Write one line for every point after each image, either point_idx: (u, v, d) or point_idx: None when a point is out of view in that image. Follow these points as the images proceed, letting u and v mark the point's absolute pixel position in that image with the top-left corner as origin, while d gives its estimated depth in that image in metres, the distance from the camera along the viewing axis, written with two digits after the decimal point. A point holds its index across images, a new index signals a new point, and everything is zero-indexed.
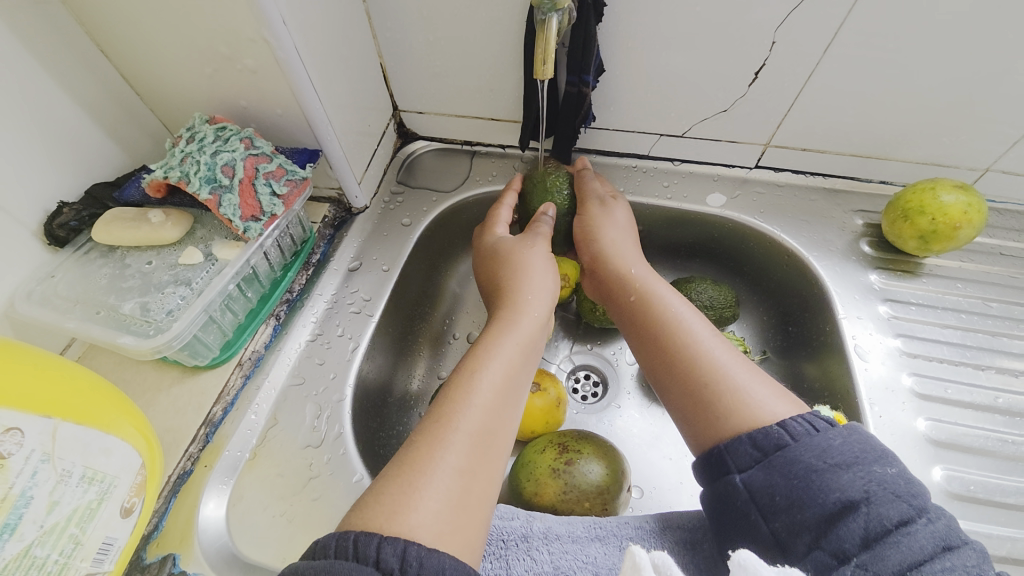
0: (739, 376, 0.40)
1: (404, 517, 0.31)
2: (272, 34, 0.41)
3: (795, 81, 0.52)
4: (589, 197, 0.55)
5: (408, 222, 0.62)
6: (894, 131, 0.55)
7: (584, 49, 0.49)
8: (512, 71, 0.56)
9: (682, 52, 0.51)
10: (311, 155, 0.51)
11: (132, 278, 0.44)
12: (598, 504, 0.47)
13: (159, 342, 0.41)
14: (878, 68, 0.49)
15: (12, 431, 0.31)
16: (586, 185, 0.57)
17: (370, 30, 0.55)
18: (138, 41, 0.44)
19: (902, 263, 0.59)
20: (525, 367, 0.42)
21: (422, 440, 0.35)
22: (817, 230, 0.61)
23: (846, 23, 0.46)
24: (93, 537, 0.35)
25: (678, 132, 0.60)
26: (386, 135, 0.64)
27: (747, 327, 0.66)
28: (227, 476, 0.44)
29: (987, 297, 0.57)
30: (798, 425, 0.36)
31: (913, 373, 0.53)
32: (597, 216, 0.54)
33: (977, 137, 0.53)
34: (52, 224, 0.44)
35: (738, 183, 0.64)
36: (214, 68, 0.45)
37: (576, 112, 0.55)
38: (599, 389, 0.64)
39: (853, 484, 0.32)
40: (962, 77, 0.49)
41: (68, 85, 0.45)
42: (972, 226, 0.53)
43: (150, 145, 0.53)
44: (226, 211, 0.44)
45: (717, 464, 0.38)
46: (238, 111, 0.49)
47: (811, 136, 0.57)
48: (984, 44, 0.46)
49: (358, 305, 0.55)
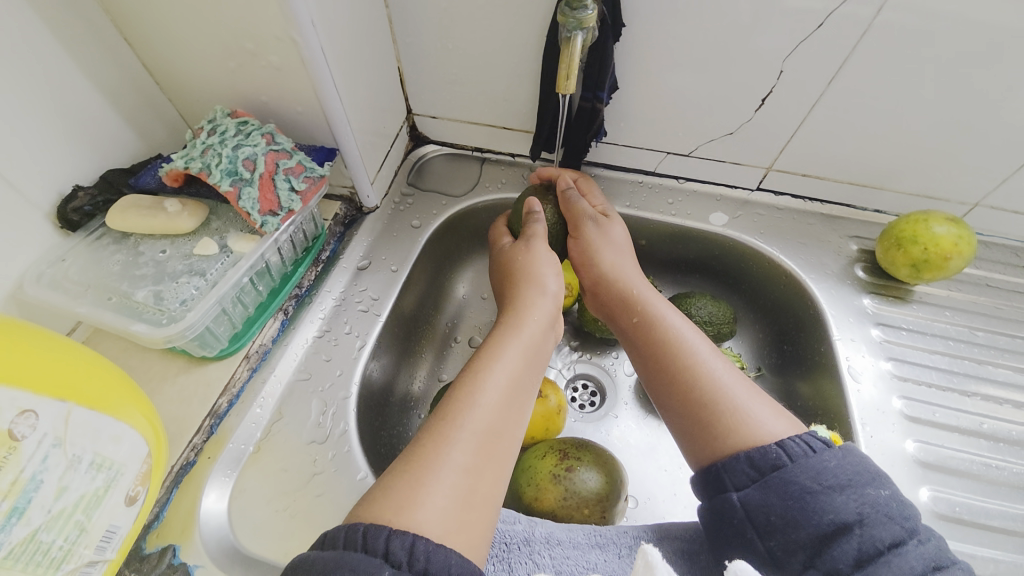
0: (737, 396, 0.41)
1: (412, 512, 0.32)
2: (300, 34, 0.42)
3: (800, 109, 0.54)
4: (581, 220, 0.53)
5: (417, 224, 0.62)
6: (893, 160, 0.57)
7: (601, 67, 0.51)
8: (527, 83, 0.57)
9: (693, 76, 0.54)
10: (328, 153, 0.51)
11: (146, 265, 0.44)
12: (597, 511, 0.48)
13: (172, 331, 0.41)
14: (877, 102, 0.52)
15: (27, 413, 0.31)
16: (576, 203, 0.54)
17: (391, 35, 0.56)
18: (165, 32, 0.45)
19: (894, 289, 0.61)
20: (530, 372, 0.43)
21: (430, 437, 0.36)
22: (814, 253, 0.63)
23: (852, 58, 0.49)
24: (98, 525, 0.34)
25: (685, 152, 0.62)
26: (400, 138, 0.65)
27: (744, 344, 0.68)
28: (230, 468, 0.44)
29: (973, 326, 0.59)
30: (795, 446, 0.37)
31: (903, 397, 0.55)
32: (592, 237, 0.53)
33: (967, 172, 0.56)
34: (66, 208, 0.44)
35: (740, 204, 0.66)
36: (237, 63, 0.46)
37: (588, 127, 0.57)
38: (596, 398, 0.65)
39: (848, 507, 0.34)
40: (956, 114, 0.51)
41: (89, 69, 0.45)
42: (962, 258, 0.55)
43: (166, 135, 0.53)
44: (246, 204, 0.44)
45: (714, 481, 0.39)
46: (259, 107, 0.50)
47: (812, 163, 0.60)
48: (978, 87, 0.48)
49: (366, 304, 0.55)
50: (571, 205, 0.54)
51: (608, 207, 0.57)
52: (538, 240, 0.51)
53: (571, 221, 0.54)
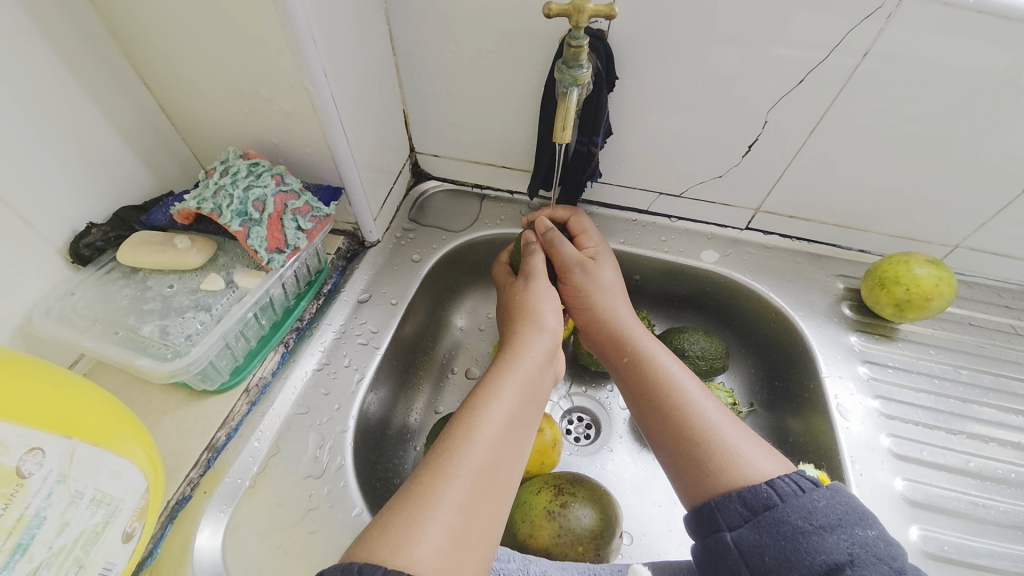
0: (729, 435, 0.42)
1: (408, 550, 0.32)
2: (313, 83, 0.44)
3: (784, 155, 0.57)
4: (568, 265, 0.54)
5: (418, 258, 0.64)
6: (874, 203, 0.60)
7: (596, 115, 0.54)
8: (526, 126, 0.60)
9: (683, 124, 0.57)
10: (334, 193, 0.53)
11: (153, 300, 0.45)
12: (592, 548, 0.48)
13: (177, 366, 0.41)
14: (856, 150, 0.55)
15: (35, 450, 0.31)
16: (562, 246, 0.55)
17: (398, 81, 0.59)
18: (184, 78, 0.47)
19: (880, 327, 0.63)
20: (527, 408, 0.43)
21: (427, 475, 0.37)
22: (802, 291, 0.65)
23: (830, 111, 0.52)
24: (95, 561, 0.34)
25: (677, 192, 0.65)
26: (402, 175, 0.67)
27: (736, 378, 0.69)
28: (225, 503, 0.44)
29: (957, 364, 0.61)
30: (785, 485, 0.38)
31: (891, 434, 0.56)
32: (578, 280, 0.54)
33: (944, 216, 0.59)
34: (79, 243, 0.45)
35: (730, 242, 0.68)
36: (251, 107, 0.48)
37: (584, 169, 0.60)
38: (592, 431, 0.65)
39: (839, 547, 0.35)
40: (930, 163, 0.54)
41: (109, 112, 0.47)
42: (944, 298, 0.57)
43: (177, 171, 0.55)
44: (254, 242, 0.45)
45: (708, 521, 0.39)
46: (269, 147, 0.52)
47: (797, 204, 0.63)
48: (949, 140, 0.52)
49: (365, 337, 0.56)
50: (557, 249, 0.55)
51: (597, 249, 0.59)
52: (535, 278, 0.53)
53: (558, 264, 0.55)
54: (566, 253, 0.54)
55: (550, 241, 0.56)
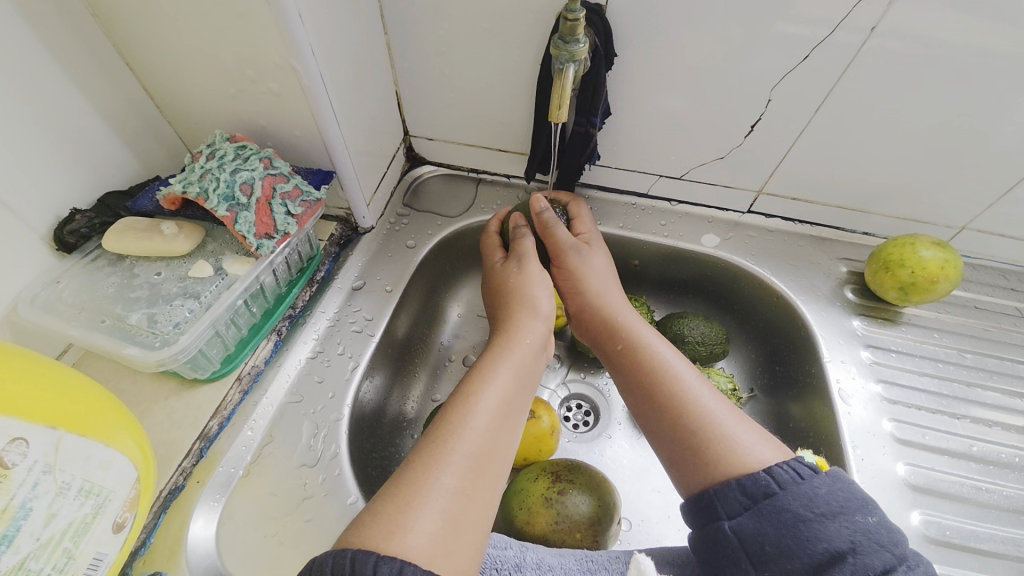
0: (727, 422, 0.41)
1: (400, 537, 0.32)
2: (300, 61, 0.43)
3: (788, 135, 0.56)
4: (562, 249, 0.53)
5: (413, 244, 0.63)
6: (880, 185, 0.58)
7: (594, 94, 0.52)
8: (522, 107, 0.59)
9: (684, 103, 0.55)
10: (324, 176, 0.52)
11: (140, 288, 0.45)
12: (589, 535, 0.47)
13: (165, 354, 0.41)
14: (863, 129, 0.53)
15: (17, 441, 0.31)
16: (555, 231, 0.53)
17: (390, 61, 0.57)
18: (166, 58, 0.46)
19: (883, 311, 0.62)
20: (521, 394, 0.43)
21: (419, 461, 0.36)
22: (804, 275, 0.64)
23: (836, 89, 0.50)
24: (85, 552, 0.34)
25: (677, 174, 0.63)
26: (396, 159, 0.66)
27: (736, 364, 0.68)
28: (219, 493, 0.44)
29: (962, 348, 0.60)
30: (785, 473, 0.37)
31: (893, 419, 0.55)
32: (572, 262, 0.53)
33: (952, 197, 0.58)
34: (63, 231, 0.44)
35: (731, 226, 0.67)
36: (237, 88, 0.47)
37: (581, 151, 0.58)
38: (590, 418, 0.65)
39: (840, 534, 0.34)
40: (939, 142, 0.53)
41: (90, 94, 0.45)
42: (949, 281, 0.56)
43: (164, 156, 0.54)
44: (242, 227, 0.44)
45: (707, 510, 0.39)
46: (257, 130, 0.51)
47: (801, 186, 0.61)
48: (960, 117, 0.50)
49: (360, 325, 0.55)
50: (551, 232, 0.54)
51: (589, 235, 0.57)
52: (527, 259, 0.52)
53: (551, 248, 0.54)
54: (559, 236, 0.53)
55: (543, 223, 0.54)
